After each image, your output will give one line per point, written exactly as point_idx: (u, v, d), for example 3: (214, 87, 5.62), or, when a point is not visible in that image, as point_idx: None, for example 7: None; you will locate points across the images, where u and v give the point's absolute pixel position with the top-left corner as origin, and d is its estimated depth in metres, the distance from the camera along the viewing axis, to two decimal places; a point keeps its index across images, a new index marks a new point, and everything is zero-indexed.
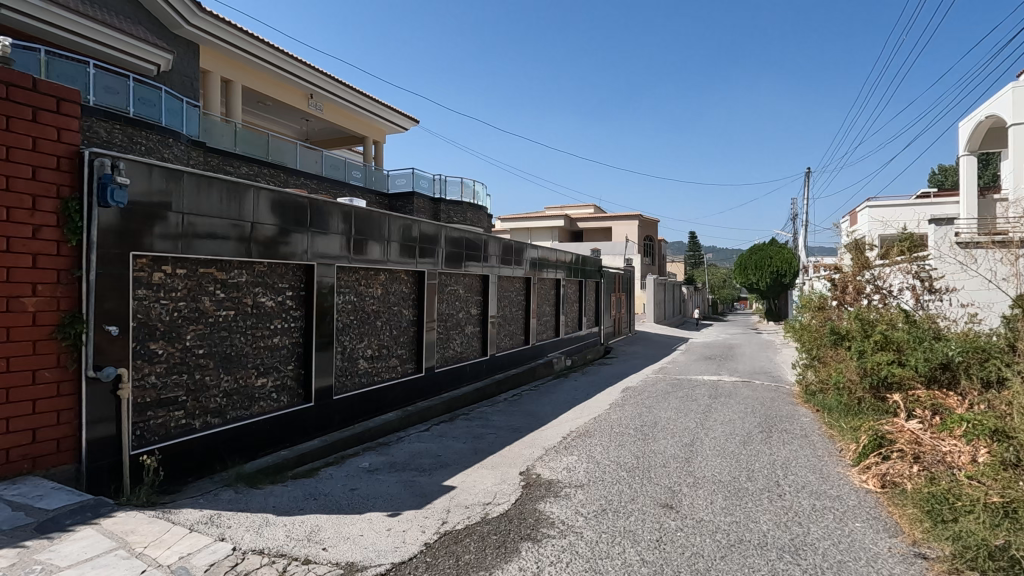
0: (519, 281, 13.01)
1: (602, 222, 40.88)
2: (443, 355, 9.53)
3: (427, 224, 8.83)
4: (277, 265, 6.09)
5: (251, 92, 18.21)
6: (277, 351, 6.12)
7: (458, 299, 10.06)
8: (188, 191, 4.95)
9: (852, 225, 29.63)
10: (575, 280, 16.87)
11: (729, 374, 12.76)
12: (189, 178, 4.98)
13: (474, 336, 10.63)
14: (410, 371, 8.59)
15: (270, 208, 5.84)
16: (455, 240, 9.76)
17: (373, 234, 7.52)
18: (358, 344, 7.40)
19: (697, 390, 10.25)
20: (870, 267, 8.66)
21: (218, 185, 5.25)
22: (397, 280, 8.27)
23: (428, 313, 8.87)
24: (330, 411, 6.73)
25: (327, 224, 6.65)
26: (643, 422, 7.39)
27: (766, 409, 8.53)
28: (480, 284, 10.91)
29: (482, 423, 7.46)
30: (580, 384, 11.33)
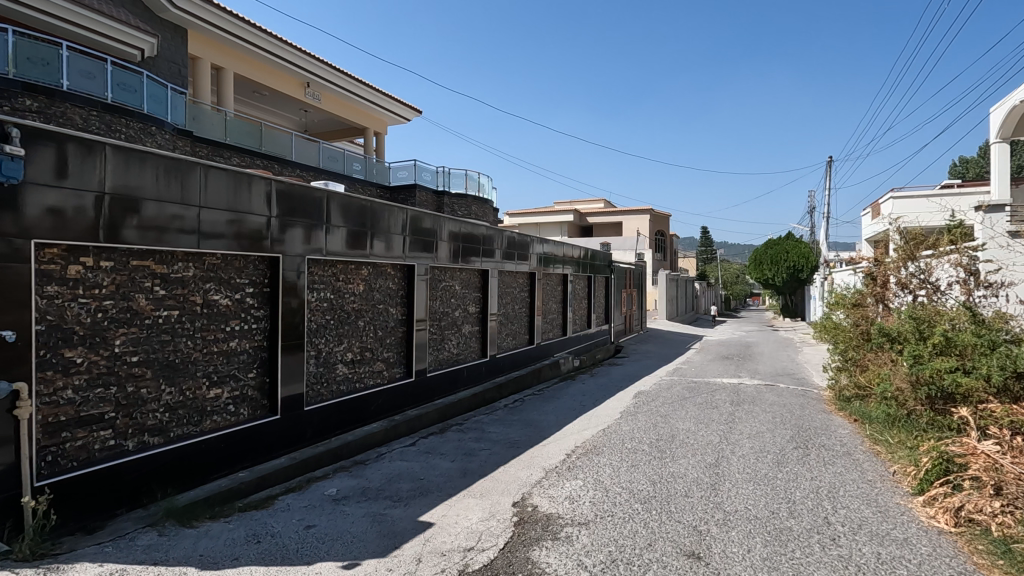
0: (523, 276, 12.13)
1: (612, 216, 39.82)
2: (437, 358, 8.70)
3: (426, 214, 8.09)
4: (234, 258, 5.27)
5: (244, 80, 17.40)
6: (234, 357, 5.30)
7: (454, 295, 9.20)
8: (116, 170, 4.14)
9: (874, 217, 28.31)
10: (583, 275, 15.96)
11: (750, 376, 11.80)
12: (115, 154, 4.14)
13: (472, 336, 9.77)
14: (398, 376, 7.77)
15: (237, 194, 5.11)
16: (456, 233, 9.00)
17: (362, 224, 6.79)
18: (337, 347, 6.58)
19: (718, 395, 9.30)
20: (916, 258, 7.61)
21: (155, 163, 4.40)
22: (383, 274, 7.41)
23: (419, 311, 8.02)
24: (301, 424, 5.91)
25: (308, 211, 5.94)
26: (658, 436, 6.48)
27: (798, 419, 7.59)
28: (479, 279, 10.06)
29: (477, 436, 6.62)
30: (588, 388, 10.42)
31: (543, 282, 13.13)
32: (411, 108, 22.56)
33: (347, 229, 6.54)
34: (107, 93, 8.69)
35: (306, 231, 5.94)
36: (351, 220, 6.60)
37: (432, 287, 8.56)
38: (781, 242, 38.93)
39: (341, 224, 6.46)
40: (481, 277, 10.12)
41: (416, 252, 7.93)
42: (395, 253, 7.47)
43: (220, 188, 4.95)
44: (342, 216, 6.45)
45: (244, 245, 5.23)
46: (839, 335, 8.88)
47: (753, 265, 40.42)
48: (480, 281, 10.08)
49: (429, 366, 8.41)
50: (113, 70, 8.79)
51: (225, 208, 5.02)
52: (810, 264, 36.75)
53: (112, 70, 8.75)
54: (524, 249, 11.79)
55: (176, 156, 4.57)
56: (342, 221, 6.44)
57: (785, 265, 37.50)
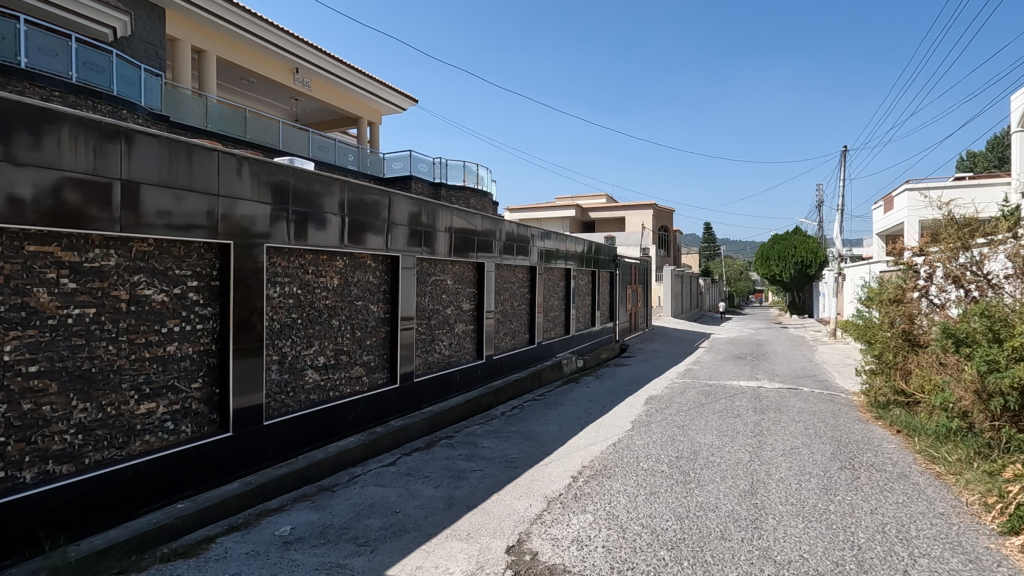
0: (522, 270, 11.21)
1: (615, 211, 38.87)
2: (426, 360, 7.80)
3: (415, 200, 7.24)
4: (174, 245, 4.39)
5: (228, 65, 16.41)
6: (174, 364, 4.41)
7: (447, 291, 8.29)
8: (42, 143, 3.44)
9: (887, 211, 27.39)
10: (587, 270, 15.05)
11: (768, 378, 10.90)
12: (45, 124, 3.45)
13: (466, 336, 8.86)
14: (381, 381, 6.88)
15: (179, 168, 4.26)
16: (450, 222, 8.14)
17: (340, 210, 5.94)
18: (306, 350, 5.68)
19: (739, 402, 8.39)
20: (970, 247, 6.59)
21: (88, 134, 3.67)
22: (361, 266, 6.49)
23: (405, 308, 7.10)
24: (259, 442, 5.02)
25: (272, 191, 5.10)
26: (679, 454, 5.58)
27: (833, 430, 6.69)
28: (474, 273, 9.13)
29: (468, 453, 5.73)
30: (594, 392, 9.54)
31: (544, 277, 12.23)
32: (406, 96, 21.64)
33: (322, 213, 5.70)
34: (72, 72, 7.73)
35: (270, 214, 5.10)
36: (327, 203, 5.76)
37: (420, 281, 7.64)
38: (789, 238, 38.08)
39: (315, 207, 5.62)
40: (476, 271, 9.19)
41: (404, 242, 7.06)
42: (381, 243, 6.63)
43: (157, 160, 4.10)
44: (315, 199, 5.61)
45: (189, 229, 4.38)
46: (876, 335, 7.95)
47: (760, 261, 39.46)
48: (475, 275, 9.17)
49: (416, 370, 7.52)
50: (79, 48, 7.84)
51: (165, 184, 4.17)
52: (817, 260, 35.90)
53: (78, 48, 7.81)
54: (525, 242, 10.88)
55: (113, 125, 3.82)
56: (315, 204, 5.60)
57: (793, 260, 36.54)
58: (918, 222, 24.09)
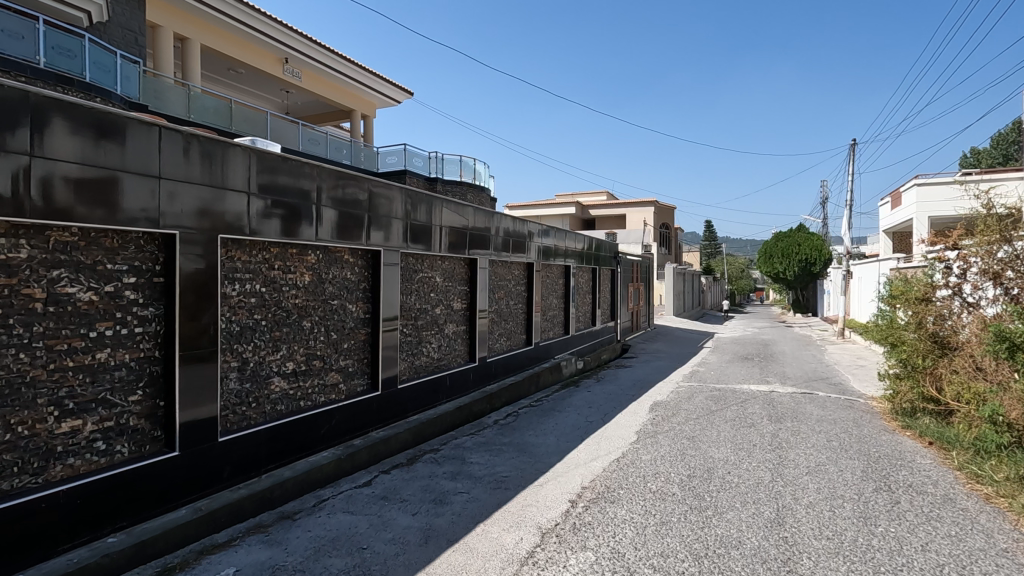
0: (519, 267, 10.57)
1: (617, 209, 38.24)
2: (413, 364, 7.17)
3: (405, 191, 6.69)
4: (108, 235, 3.78)
5: (214, 54, 15.73)
6: (105, 374, 3.78)
7: (436, 289, 7.65)
8: None
9: (895, 208, 26.76)
10: (587, 268, 14.40)
11: (780, 381, 10.30)
12: None
13: (457, 337, 8.23)
14: (361, 388, 6.25)
15: (112, 146, 3.63)
16: (444, 216, 7.57)
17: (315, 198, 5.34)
18: (271, 356, 5.06)
19: (752, 408, 7.75)
20: (1012, 240, 5.90)
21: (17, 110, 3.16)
22: (337, 261, 5.85)
23: (388, 307, 6.46)
24: (212, 461, 4.39)
25: (228, 174, 4.46)
26: (692, 472, 4.96)
27: (860, 442, 6.08)
28: (466, 270, 8.49)
29: (454, 470, 5.11)
30: (595, 397, 8.93)
31: (542, 275, 11.59)
32: (401, 89, 20.98)
33: (291, 201, 5.09)
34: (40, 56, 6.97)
35: (227, 200, 4.47)
36: (300, 190, 5.16)
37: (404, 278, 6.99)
38: (793, 235, 37.41)
39: (283, 194, 5.00)
40: (469, 267, 8.55)
41: (389, 235, 6.46)
42: (363, 235, 6.04)
43: (82, 135, 3.48)
44: (282, 184, 4.98)
45: (127, 217, 3.75)
46: (902, 336, 7.32)
47: (764, 258, 38.80)
48: (467, 272, 8.52)
49: (400, 375, 6.89)
50: (48, 31, 7.10)
51: (97, 164, 3.56)
52: (822, 257, 35.25)
53: (47, 31, 7.07)
54: (522, 237, 10.24)
55: (43, 97, 3.28)
56: (282, 191, 4.99)
57: (797, 257, 35.89)
58: (927, 217, 23.45)
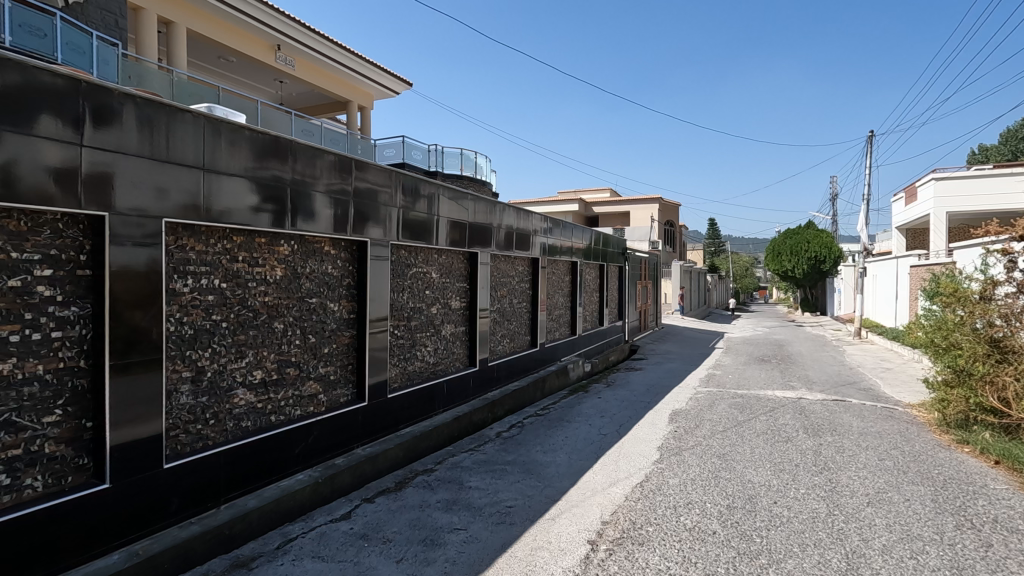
0: (524, 262, 9.79)
1: (621, 205, 37.50)
2: (405, 370, 6.40)
3: (404, 176, 6.02)
4: (11, 216, 3.01)
5: (201, 39, 14.84)
6: (8, 393, 3.01)
7: (432, 285, 6.87)
8: None
9: (909, 204, 26.00)
10: (594, 263, 13.61)
11: (804, 386, 9.53)
12: None
13: (456, 339, 7.45)
14: (345, 399, 5.47)
15: (59, 113, 3.03)
16: (445, 205, 6.89)
17: (303, 180, 4.68)
18: (235, 364, 4.28)
19: (784, 419, 6.96)
20: None
21: None
22: (317, 253, 5.08)
23: (376, 306, 5.67)
24: (158, 492, 3.63)
25: (203, 153, 3.86)
26: (732, 502, 4.19)
27: (916, 460, 5.31)
28: (466, 264, 7.71)
29: (450, 499, 4.33)
30: (607, 404, 8.17)
31: (548, 271, 10.82)
32: (399, 79, 20.17)
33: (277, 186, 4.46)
34: None
35: (202, 183, 3.87)
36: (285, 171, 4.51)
37: (396, 273, 6.19)
38: (801, 232, 36.54)
39: (263, 181, 4.34)
40: (468, 261, 7.76)
41: (385, 225, 5.78)
42: (356, 225, 5.36)
43: (21, 100, 2.88)
44: (268, 167, 4.37)
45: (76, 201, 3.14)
46: (954, 338, 6.53)
47: (771, 256, 37.94)
48: (466, 267, 7.73)
49: (390, 382, 6.11)
50: None
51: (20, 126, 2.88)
52: (833, 255, 34.43)
53: None
54: (526, 229, 9.45)
55: None
56: (269, 175, 4.38)
57: (806, 255, 35.02)
58: (945, 212, 22.62)
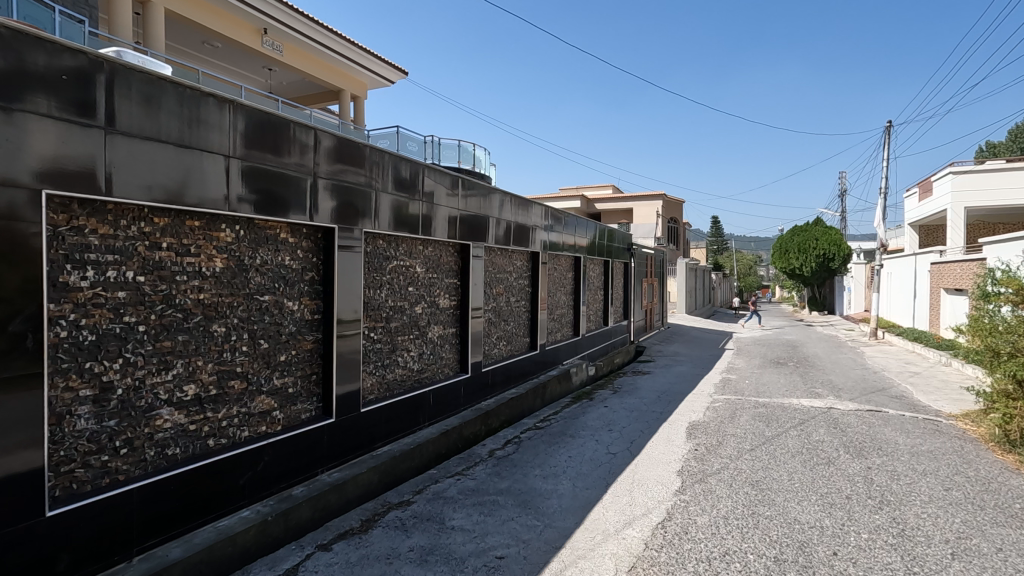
0: (523, 256, 8.92)
1: (623, 202, 36.64)
2: (384, 380, 5.53)
3: (394, 156, 5.34)
4: None
5: (182, 22, 13.85)
6: None
7: (416, 281, 6.00)
8: None
9: (923, 200, 25.12)
10: (599, 260, 12.74)
11: (831, 394, 8.66)
12: None
13: (444, 342, 6.58)
14: (308, 416, 4.61)
15: (15, 76, 2.63)
16: (441, 191, 6.19)
17: (279, 155, 4.06)
18: (158, 377, 3.43)
19: (819, 435, 6.07)
20: None
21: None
22: (271, 241, 4.21)
23: (345, 303, 4.77)
24: (44, 545, 2.79)
25: (181, 124, 3.37)
26: (779, 552, 3.34)
27: (989, 490, 4.43)
28: (457, 258, 6.84)
29: (427, 546, 3.47)
30: (615, 415, 7.32)
31: (549, 268, 9.96)
32: (393, 67, 19.23)
33: (262, 161, 3.94)
34: None
35: (181, 158, 3.40)
36: (268, 145, 3.96)
37: (370, 265, 5.29)
38: (809, 229, 35.57)
39: (254, 170, 3.89)
40: (459, 254, 6.88)
41: (368, 211, 5.04)
42: (337, 210, 4.67)
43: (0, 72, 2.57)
44: (259, 156, 3.91)
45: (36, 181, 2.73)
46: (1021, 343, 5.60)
47: (778, 254, 37.00)
48: (457, 261, 6.85)
49: (363, 393, 5.23)
50: None
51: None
52: (842, 252, 33.49)
53: None
54: (526, 221, 8.61)
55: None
56: (259, 165, 3.92)
57: (814, 252, 34.05)
58: (963, 207, 21.66)
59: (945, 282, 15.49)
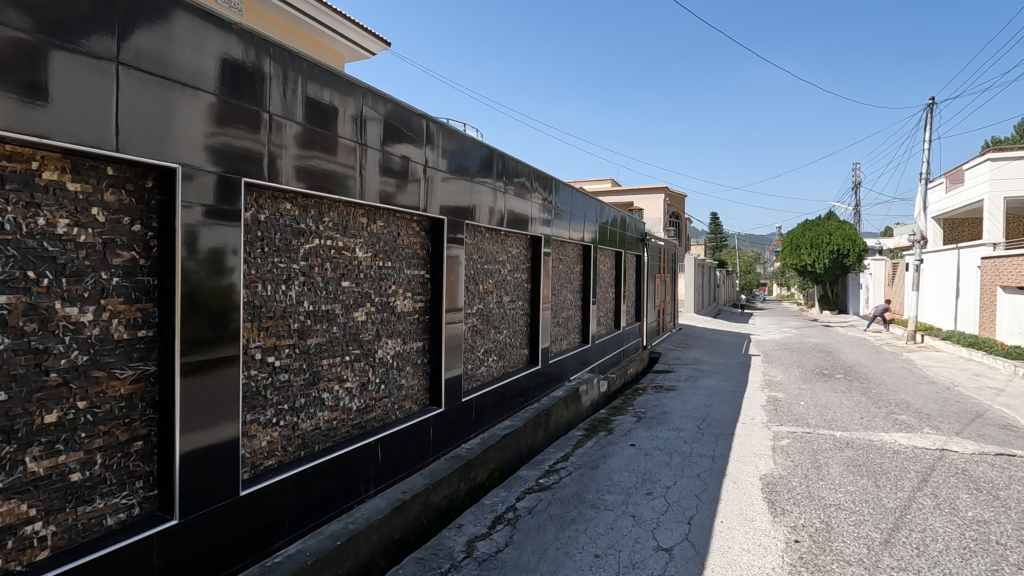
0: (521, 243, 6.81)
1: (625, 195, 34.51)
2: (295, 431, 3.38)
3: (368, 95, 3.72)
4: None
5: None
6: None
7: (353, 271, 3.85)
8: None
9: (953, 190, 23.11)
10: (610, 250, 10.64)
11: (925, 424, 6.60)
12: None
13: (405, 363, 4.45)
14: (124, 518, 2.48)
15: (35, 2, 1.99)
16: (434, 153, 4.53)
17: (255, 115, 2.90)
18: None
19: (971, 510, 3.98)
20: None
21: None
22: (14, 184, 2.09)
23: (194, 304, 2.58)
24: None
25: (145, 51, 2.35)
26: None
27: None
28: (426, 241, 4.71)
29: None
30: (650, 460, 5.22)
31: (552, 259, 7.88)
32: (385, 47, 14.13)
33: (235, 114, 2.79)
34: None
35: (118, 94, 2.26)
36: (244, 90, 2.82)
37: (249, 239, 3.04)
38: (821, 223, 33.59)
39: (230, 137, 2.77)
40: (429, 235, 4.74)
41: (335, 180, 3.48)
42: (303, 182, 3.25)
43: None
44: (235, 117, 2.79)
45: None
46: None
47: (787, 250, 34.92)
48: (427, 245, 4.73)
49: (247, 458, 3.05)
50: None
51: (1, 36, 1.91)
52: (856, 248, 31.60)
53: None
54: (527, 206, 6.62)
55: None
56: (234, 128, 2.79)
57: (827, 248, 32.02)
58: (1002, 197, 19.67)
59: (1004, 279, 13.51)
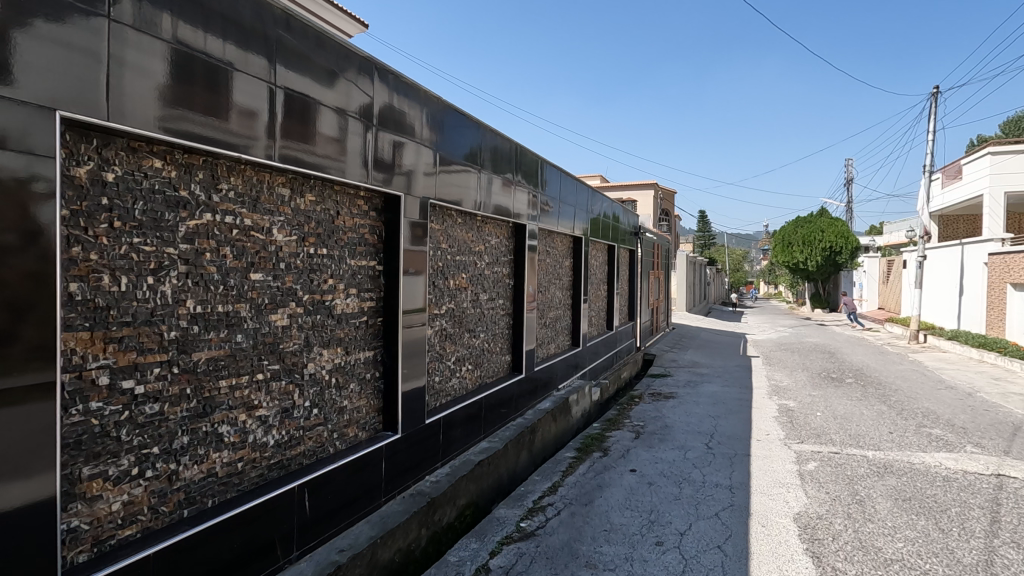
0: (503, 232, 5.89)
1: (614, 191, 33.51)
2: (173, 483, 2.40)
3: (277, 22, 2.67)
4: None
5: None
6: None
7: (269, 259, 2.87)
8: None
9: (950, 185, 22.51)
10: (602, 244, 9.75)
11: (966, 440, 5.74)
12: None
13: (349, 380, 3.49)
14: None
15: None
16: (388, 106, 3.56)
17: (214, 97, 2.40)
18: None
19: None
20: None
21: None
22: None
23: None
24: None
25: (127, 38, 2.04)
26: None
27: None
28: (378, 222, 3.74)
29: None
30: (655, 491, 4.31)
31: (540, 252, 6.99)
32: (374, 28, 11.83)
33: (199, 98, 2.34)
34: None
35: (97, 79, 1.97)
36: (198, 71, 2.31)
37: (83, 208, 2.06)
38: (813, 220, 32.95)
39: (195, 123, 2.33)
40: (382, 216, 3.77)
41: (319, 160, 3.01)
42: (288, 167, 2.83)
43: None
44: (194, 98, 2.32)
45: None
46: None
47: (779, 247, 34.26)
48: (379, 228, 3.75)
49: (85, 532, 2.07)
50: None
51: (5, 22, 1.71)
52: (849, 245, 31.01)
53: None
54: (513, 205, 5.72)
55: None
56: (197, 112, 2.34)
57: (819, 245, 31.41)
58: (1003, 192, 19.07)
59: (1014, 275, 12.81)
